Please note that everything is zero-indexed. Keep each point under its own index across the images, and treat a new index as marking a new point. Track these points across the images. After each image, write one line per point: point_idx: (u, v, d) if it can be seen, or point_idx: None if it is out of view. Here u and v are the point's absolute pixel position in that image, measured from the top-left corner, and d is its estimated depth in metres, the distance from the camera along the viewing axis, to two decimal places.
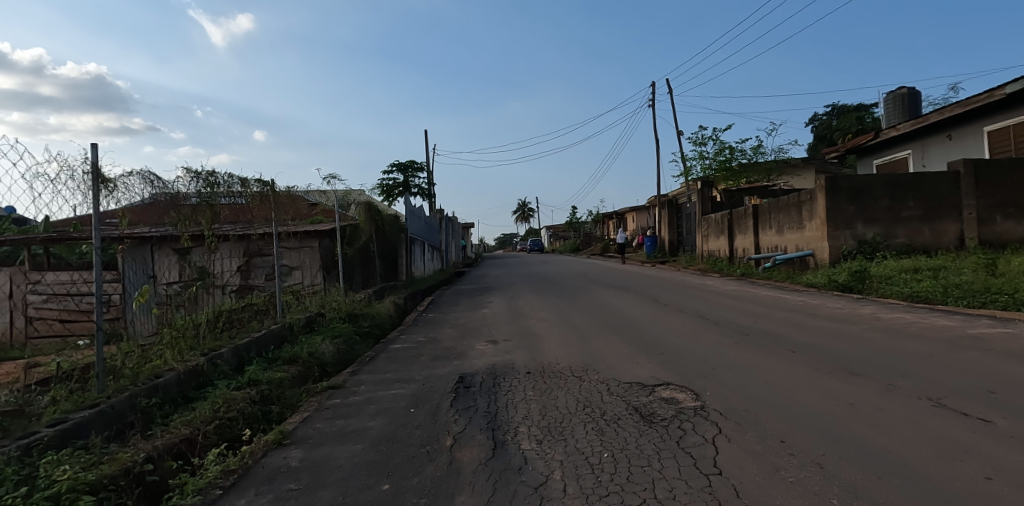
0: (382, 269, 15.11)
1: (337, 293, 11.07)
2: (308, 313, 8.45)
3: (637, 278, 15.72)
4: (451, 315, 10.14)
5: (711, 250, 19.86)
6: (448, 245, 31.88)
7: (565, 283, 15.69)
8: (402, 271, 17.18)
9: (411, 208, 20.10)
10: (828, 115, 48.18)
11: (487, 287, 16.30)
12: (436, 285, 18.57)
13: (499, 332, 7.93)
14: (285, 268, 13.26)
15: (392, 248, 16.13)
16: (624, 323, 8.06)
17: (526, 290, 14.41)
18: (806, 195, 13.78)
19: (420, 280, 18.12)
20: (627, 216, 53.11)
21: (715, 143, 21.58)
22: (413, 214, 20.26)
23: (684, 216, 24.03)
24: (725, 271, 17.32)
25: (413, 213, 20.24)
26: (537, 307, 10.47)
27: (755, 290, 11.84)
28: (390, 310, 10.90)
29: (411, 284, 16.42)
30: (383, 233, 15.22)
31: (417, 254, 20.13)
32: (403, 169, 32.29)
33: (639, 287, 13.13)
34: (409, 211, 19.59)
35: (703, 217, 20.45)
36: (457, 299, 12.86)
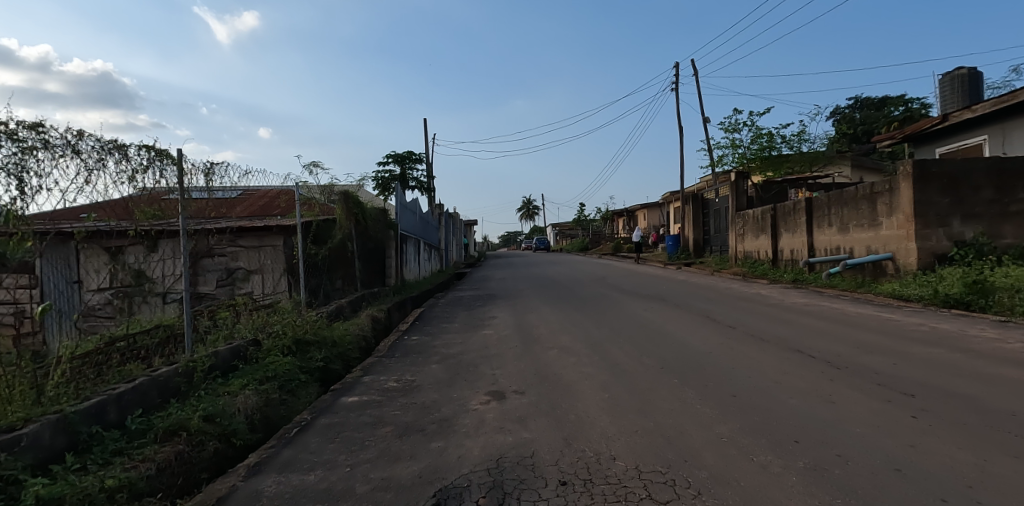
0: (363, 273, 12.62)
1: (295, 308, 8.57)
2: (231, 342, 5.96)
3: (670, 285, 13.13)
4: (443, 338, 7.64)
5: (748, 251, 17.29)
6: (448, 244, 29.44)
7: (583, 290, 13.13)
8: (391, 275, 14.64)
9: (405, 202, 17.54)
10: (852, 107, 45.44)
11: (491, 294, 13.78)
12: (430, 292, 15.99)
13: (507, 372, 5.45)
14: (243, 272, 10.76)
15: (377, 248, 13.61)
16: (689, 358, 5.55)
17: (535, 299, 11.89)
18: (884, 185, 11.19)
19: (411, 286, 15.58)
20: (638, 214, 50.42)
21: (750, 129, 18.97)
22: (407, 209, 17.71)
23: (711, 212, 21.45)
24: (770, 275, 14.76)
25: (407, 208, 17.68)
26: (557, 326, 7.98)
27: (830, 303, 9.30)
28: (362, 329, 8.40)
29: (399, 292, 13.87)
30: (365, 230, 12.67)
31: (410, 255, 17.55)
32: (399, 159, 29.86)
33: (679, 298, 10.56)
34: (402, 205, 17.03)
35: (739, 213, 17.87)
36: (453, 312, 10.34)
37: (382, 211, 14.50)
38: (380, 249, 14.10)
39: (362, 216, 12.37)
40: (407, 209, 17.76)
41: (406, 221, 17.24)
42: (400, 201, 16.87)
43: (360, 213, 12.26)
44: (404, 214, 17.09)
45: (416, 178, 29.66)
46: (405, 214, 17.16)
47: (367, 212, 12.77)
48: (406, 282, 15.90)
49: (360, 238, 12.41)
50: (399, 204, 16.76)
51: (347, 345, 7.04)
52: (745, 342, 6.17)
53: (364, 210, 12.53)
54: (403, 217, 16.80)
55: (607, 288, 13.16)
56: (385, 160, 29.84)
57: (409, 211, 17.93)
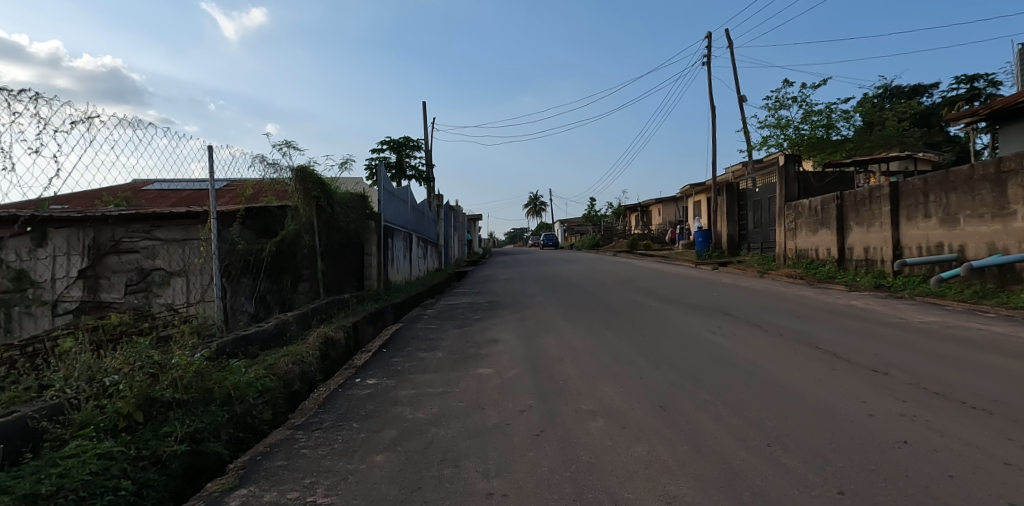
0: (328, 275, 9.92)
1: (204, 330, 5.82)
2: (6, 411, 3.24)
3: (721, 292, 10.33)
4: (415, 381, 4.93)
5: (803, 250, 14.49)
6: (449, 240, 26.79)
7: (609, 297, 10.37)
8: (371, 277, 11.90)
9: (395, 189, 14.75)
10: (883, 94, 42.34)
11: (491, 299, 11.04)
12: (419, 298, 13.21)
13: (516, 490, 2.71)
14: (162, 275, 8.03)
15: (350, 244, 10.87)
16: (877, 463, 2.78)
17: (551, 308, 9.12)
18: (1018, 161, 8.36)
19: (397, 290, 12.88)
20: (653, 208, 47.62)
21: (802, 105, 16.09)
22: (397, 196, 14.97)
23: (749, 203, 18.64)
24: (839, 279, 11.97)
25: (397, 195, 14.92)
26: (592, 364, 5.21)
27: (977, 323, 6.51)
28: (294, 363, 5.67)
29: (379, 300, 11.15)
30: (334, 220, 9.93)
31: (399, 252, 14.79)
32: (397, 146, 27.09)
33: (748, 312, 7.77)
34: (391, 192, 14.24)
35: (790, 204, 15.07)
36: (440, 329, 7.61)
37: (360, 196, 11.77)
38: (357, 243, 11.39)
39: (329, 202, 9.62)
40: (398, 198, 15.03)
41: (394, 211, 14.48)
42: (389, 186, 14.11)
43: (326, 198, 9.51)
44: (392, 201, 14.30)
45: (413, 167, 26.90)
46: (394, 204, 14.43)
47: (337, 197, 10.04)
48: (392, 285, 13.18)
49: (323, 230, 9.66)
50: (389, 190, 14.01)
51: (252, 400, 4.30)
52: (947, 414, 3.39)
53: (333, 194, 9.80)
54: (390, 206, 14.02)
55: (640, 295, 10.40)
56: (379, 147, 27.02)
57: (399, 197, 15.14)
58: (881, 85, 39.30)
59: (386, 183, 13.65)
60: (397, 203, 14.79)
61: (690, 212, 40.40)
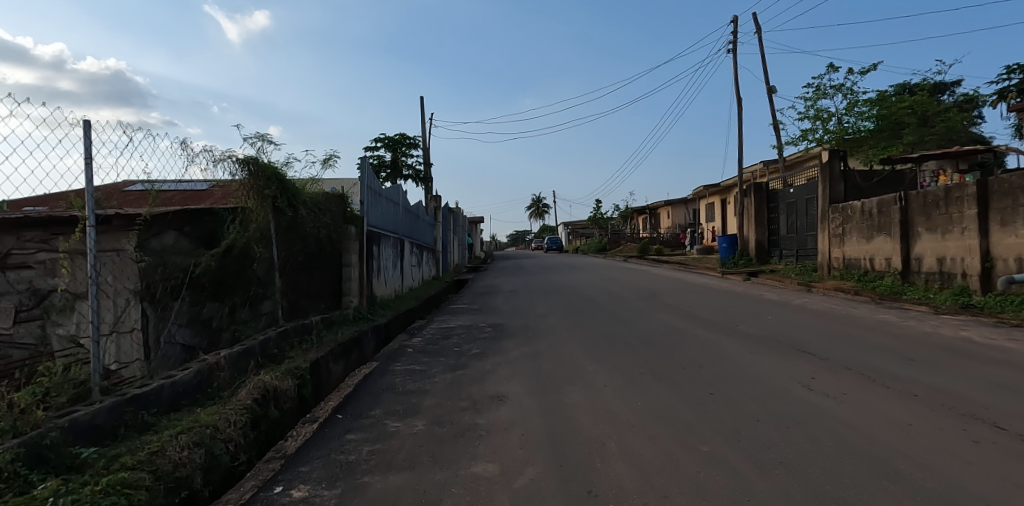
0: (290, 294, 8.02)
1: (66, 395, 3.89)
2: None
3: (775, 315, 8.41)
4: (371, 494, 3.03)
5: (853, 259, 12.59)
6: (448, 245, 24.96)
7: (638, 321, 8.43)
8: (351, 293, 9.98)
9: (383, 188, 12.87)
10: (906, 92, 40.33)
11: (493, 321, 9.14)
12: (408, 316, 11.26)
13: None
14: (62, 298, 5.93)
15: (323, 255, 8.98)
16: None
17: (569, 338, 7.22)
18: None
19: (382, 308, 10.96)
20: (662, 211, 45.78)
21: (846, 94, 14.22)
22: (386, 197, 13.02)
23: (781, 205, 16.76)
24: (908, 295, 10.09)
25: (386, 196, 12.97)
26: (650, 459, 3.33)
27: None
28: (197, 446, 3.72)
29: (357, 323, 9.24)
30: (298, 226, 8.04)
31: (388, 261, 12.85)
32: (392, 144, 25.23)
33: (834, 349, 5.84)
34: (378, 192, 12.32)
35: (836, 206, 13.20)
36: (426, 372, 5.73)
37: (336, 196, 9.88)
38: (331, 254, 9.48)
39: (292, 202, 7.74)
40: (387, 199, 13.10)
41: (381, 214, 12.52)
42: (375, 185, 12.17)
43: (287, 197, 7.63)
44: (380, 203, 12.36)
45: (410, 166, 25.04)
46: (381, 205, 12.49)
47: (303, 197, 8.16)
48: (376, 300, 11.25)
49: (285, 238, 7.77)
50: (375, 190, 12.07)
51: None
52: None
53: (297, 193, 7.93)
54: (375, 208, 12.05)
55: (676, 318, 8.47)
56: (373, 144, 25.15)
57: (388, 198, 13.20)
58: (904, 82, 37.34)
59: (371, 181, 11.70)
60: (385, 205, 12.85)
61: (702, 215, 38.42)
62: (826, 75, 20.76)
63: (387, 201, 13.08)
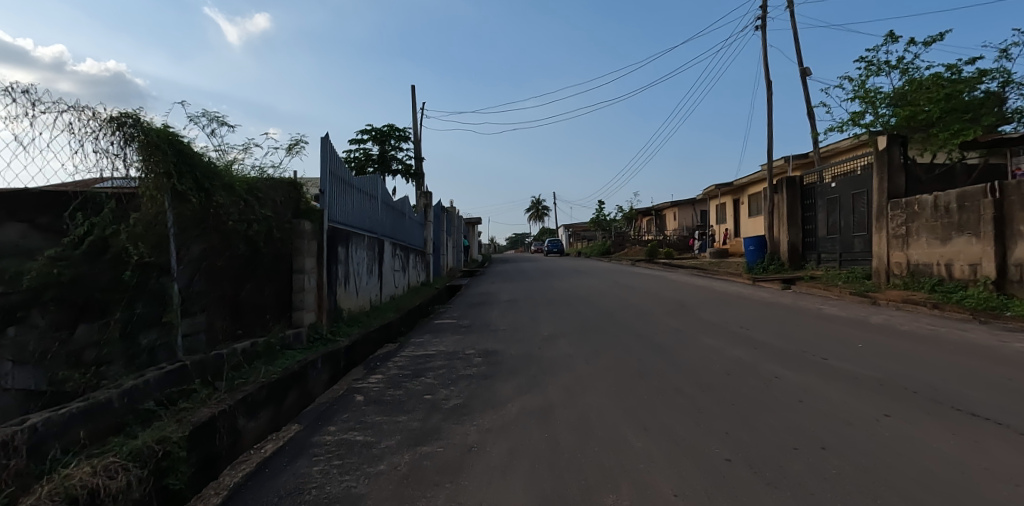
0: (205, 313, 5.80)
1: None
2: None
3: (864, 341, 6.24)
4: None
5: (923, 265, 10.45)
6: (441, 247, 22.77)
7: (680, 349, 6.24)
8: (305, 306, 7.81)
9: (355, 178, 10.63)
10: None
11: (484, 345, 6.97)
12: (381, 336, 9.04)
13: None
14: None
15: (257, 258, 6.74)
16: None
17: (592, 378, 5.04)
18: None
19: (347, 327, 8.75)
20: (668, 213, 43.76)
21: (905, 71, 12.11)
22: (357, 189, 10.72)
23: (820, 203, 14.63)
24: (1012, 311, 7.97)
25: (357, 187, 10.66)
26: None
27: None
28: None
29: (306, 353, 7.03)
30: (217, 219, 5.79)
31: (361, 266, 10.54)
32: (380, 137, 23.10)
33: (1020, 410, 3.69)
34: (347, 181, 10.01)
35: (898, 202, 11.06)
36: (371, 449, 3.54)
37: (283, 184, 7.63)
38: (275, 258, 7.24)
39: (204, 184, 5.47)
40: (359, 191, 10.78)
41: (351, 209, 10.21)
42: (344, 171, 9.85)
43: (196, 178, 5.35)
44: (348, 194, 10.05)
45: (399, 160, 22.86)
46: (350, 198, 10.19)
47: (224, 179, 5.91)
48: (341, 316, 9.03)
49: (194, 235, 5.51)
50: (343, 179, 9.73)
51: None
52: None
53: (212, 172, 5.67)
54: (343, 201, 9.73)
55: (730, 345, 6.29)
56: (359, 135, 22.93)
57: (360, 190, 10.89)
58: None
59: (336, 166, 9.39)
60: (356, 198, 10.56)
61: (713, 216, 36.25)
62: (883, 46, 15.70)
63: (359, 192, 10.76)
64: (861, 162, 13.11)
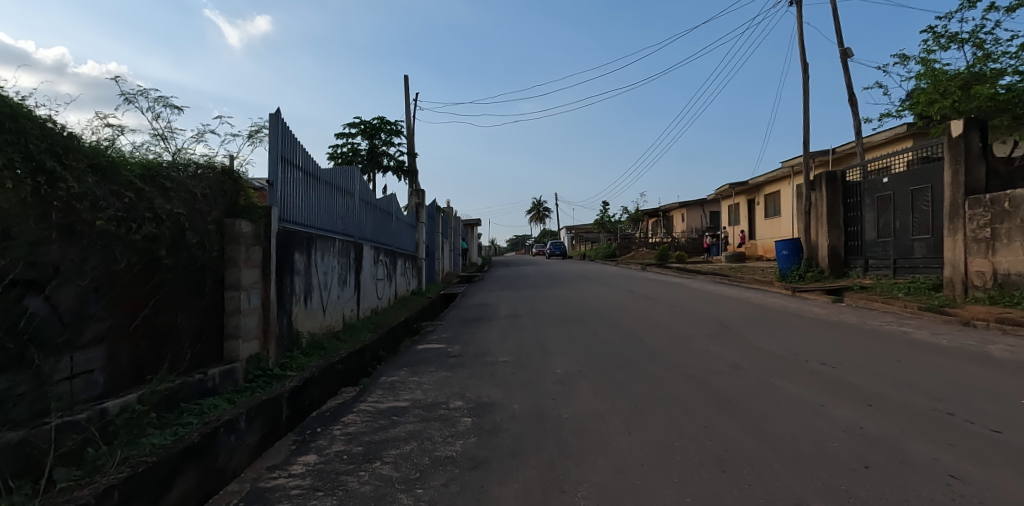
0: (69, 356, 3.88)
1: None
2: None
3: (1023, 391, 4.35)
4: None
5: (1015, 276, 8.58)
6: (435, 250, 20.87)
7: (754, 403, 4.37)
8: (242, 334, 5.94)
9: (320, 169, 8.66)
10: None
11: (477, 390, 5.10)
12: (346, 367, 7.15)
13: None
14: None
15: (164, 272, 4.84)
16: None
17: (645, 472, 3.17)
18: None
19: (302, 357, 6.85)
20: (676, 214, 41.90)
21: (981, 44, 10.18)
22: (323, 181, 8.79)
23: (869, 202, 12.72)
24: None
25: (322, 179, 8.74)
26: None
27: None
28: None
29: (228, 402, 5.13)
30: (73, 217, 3.81)
31: (329, 277, 8.63)
32: (371, 131, 21.19)
33: None
34: (308, 170, 8.08)
35: (979, 199, 9.17)
36: None
37: (202, 171, 5.66)
38: (195, 271, 5.29)
39: (47, 166, 3.57)
40: (325, 183, 8.86)
41: (314, 205, 8.29)
42: (302, 159, 7.91)
43: (31, 153, 3.45)
44: (309, 187, 8.11)
45: (390, 156, 21.00)
46: (313, 192, 8.25)
47: (91, 160, 4.03)
48: (296, 341, 7.12)
49: (44, 241, 3.58)
50: (302, 168, 7.81)
51: None
52: None
53: (69, 147, 3.79)
54: (302, 196, 7.82)
55: (828, 398, 4.40)
56: (347, 129, 21.05)
57: (327, 183, 8.98)
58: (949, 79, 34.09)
59: (292, 151, 7.46)
60: (321, 192, 8.63)
61: (726, 218, 34.34)
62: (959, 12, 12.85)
63: (325, 185, 8.84)
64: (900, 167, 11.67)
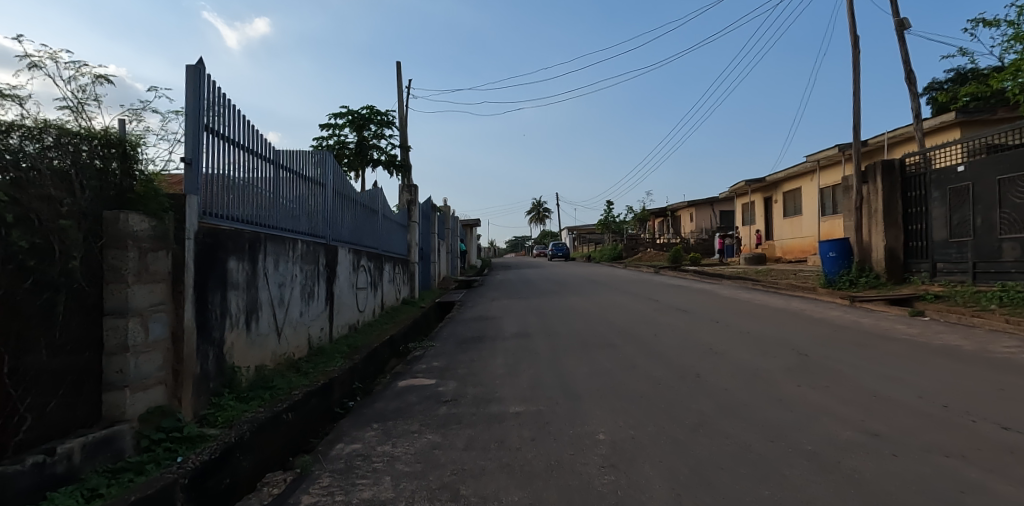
0: None
1: None
2: None
3: None
4: None
5: None
6: (430, 253, 18.96)
7: None
8: (134, 381, 4.03)
9: (270, 151, 6.72)
10: (964, 81, 36.99)
11: (481, 481, 3.21)
12: (298, 415, 5.23)
13: None
14: None
15: None
16: None
17: None
18: None
19: (235, 404, 4.92)
20: (684, 213, 40.00)
21: None
22: (273, 164, 6.84)
23: (938, 194, 10.84)
24: None
25: (270, 161, 6.79)
26: None
27: None
28: None
29: (82, 501, 3.21)
30: None
31: (287, 291, 6.68)
32: (359, 122, 19.29)
33: None
34: (248, 149, 6.14)
35: None
36: None
37: (67, 144, 3.84)
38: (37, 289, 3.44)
39: None
40: (275, 167, 6.90)
41: (259, 195, 6.35)
42: (238, 133, 5.96)
43: None
44: (251, 172, 6.16)
45: (381, 149, 19.12)
46: (256, 179, 6.31)
47: None
48: (231, 379, 5.21)
49: None
50: (239, 144, 5.86)
51: None
52: None
53: None
54: (240, 182, 5.87)
55: None
56: (333, 120, 19.15)
57: (278, 168, 7.02)
58: (973, 70, 32.52)
59: (220, 120, 5.52)
60: (269, 179, 6.68)
61: (739, 218, 32.44)
62: None
63: (274, 170, 6.88)
64: (948, 161, 10.77)
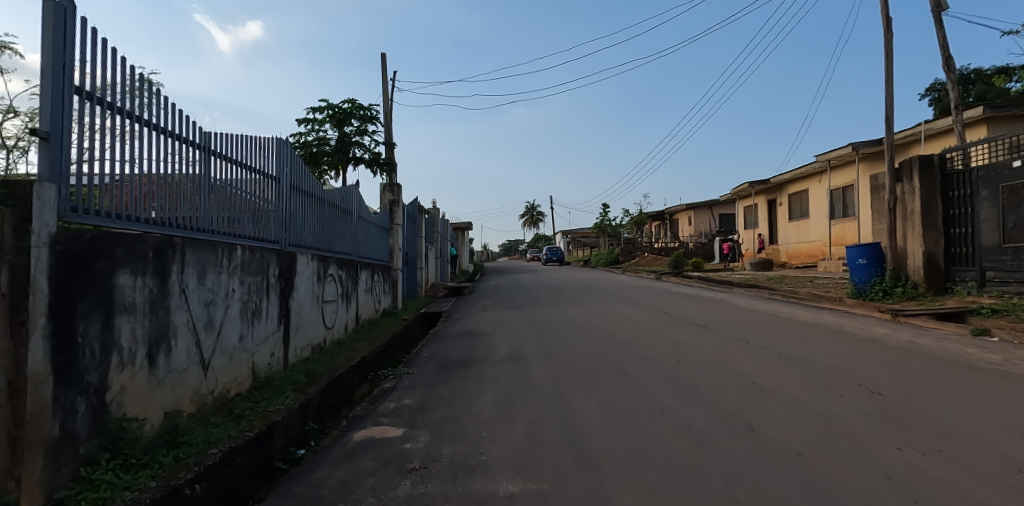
0: None
1: None
2: None
3: None
4: None
5: None
6: (416, 259, 17.50)
7: None
8: None
9: (196, 133, 5.30)
10: (969, 78, 36.06)
11: None
12: (209, 489, 3.86)
13: None
14: None
15: None
16: None
17: None
18: None
19: (114, 479, 3.47)
20: (682, 216, 38.73)
21: None
22: (202, 150, 5.40)
23: (988, 194, 9.56)
24: None
25: (198, 145, 5.36)
26: None
27: None
28: None
29: None
30: None
31: (218, 312, 5.25)
32: (339, 118, 17.85)
33: None
34: (160, 128, 4.70)
35: None
36: None
37: None
38: None
39: None
40: (208, 153, 5.47)
41: (178, 189, 4.91)
42: (142, 107, 4.52)
43: None
44: (167, 158, 4.73)
45: (363, 146, 17.67)
46: (174, 167, 4.89)
47: None
48: (116, 439, 3.76)
49: None
50: (144, 117, 4.40)
51: None
52: None
53: None
54: (144, 171, 4.43)
55: None
56: (311, 114, 17.69)
57: (209, 155, 5.58)
58: (979, 67, 31.56)
59: (111, 85, 4.08)
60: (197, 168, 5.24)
61: (741, 220, 31.21)
62: None
63: (203, 156, 5.44)
64: (983, 160, 9.89)
